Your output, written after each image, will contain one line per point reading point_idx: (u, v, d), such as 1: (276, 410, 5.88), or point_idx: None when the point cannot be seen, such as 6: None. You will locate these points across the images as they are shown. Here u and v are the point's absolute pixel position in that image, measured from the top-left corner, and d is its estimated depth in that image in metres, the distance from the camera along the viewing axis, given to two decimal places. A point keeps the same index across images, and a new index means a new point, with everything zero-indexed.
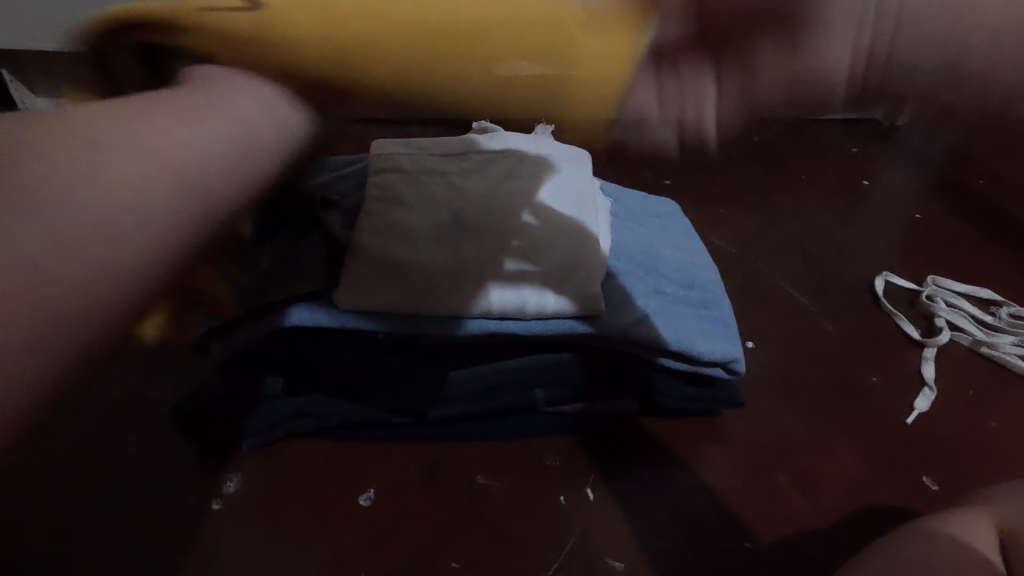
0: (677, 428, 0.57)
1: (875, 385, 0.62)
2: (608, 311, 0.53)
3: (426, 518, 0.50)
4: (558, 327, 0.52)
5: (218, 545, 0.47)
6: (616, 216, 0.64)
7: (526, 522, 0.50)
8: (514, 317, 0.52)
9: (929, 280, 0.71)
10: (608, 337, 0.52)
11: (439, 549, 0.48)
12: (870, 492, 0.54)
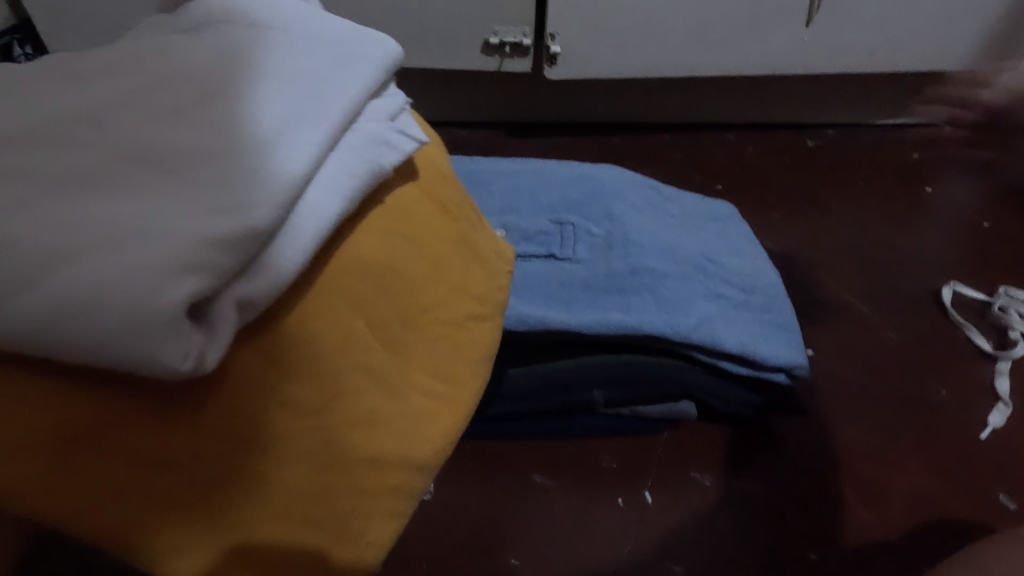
0: (734, 434, 0.56)
1: (944, 398, 0.60)
2: (670, 313, 0.53)
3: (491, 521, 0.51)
4: (624, 330, 0.51)
5: None
6: (675, 218, 0.63)
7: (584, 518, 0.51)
8: (590, 318, 0.51)
9: (1001, 290, 0.68)
10: (672, 340, 0.52)
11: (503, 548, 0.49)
12: (941, 508, 0.52)
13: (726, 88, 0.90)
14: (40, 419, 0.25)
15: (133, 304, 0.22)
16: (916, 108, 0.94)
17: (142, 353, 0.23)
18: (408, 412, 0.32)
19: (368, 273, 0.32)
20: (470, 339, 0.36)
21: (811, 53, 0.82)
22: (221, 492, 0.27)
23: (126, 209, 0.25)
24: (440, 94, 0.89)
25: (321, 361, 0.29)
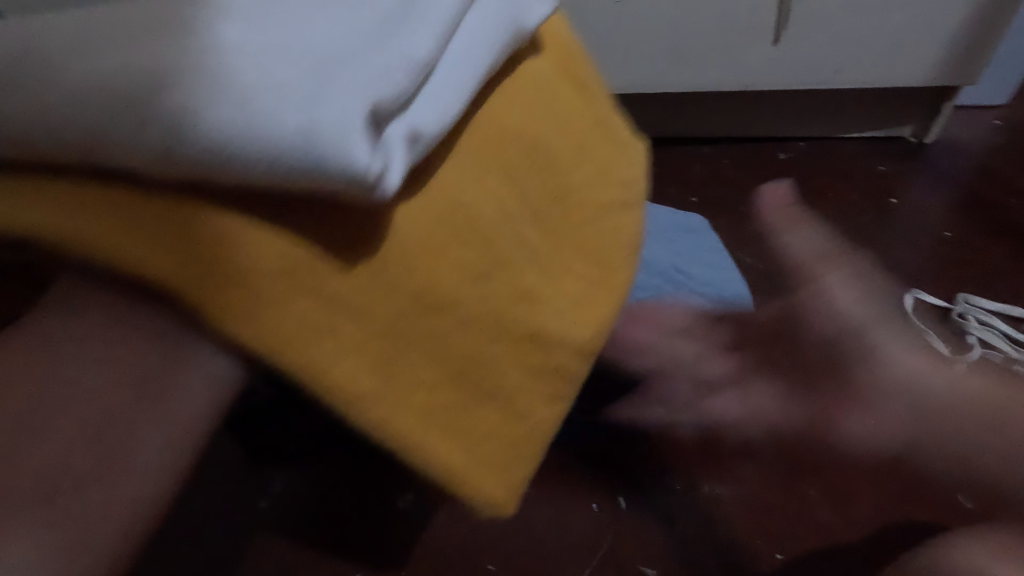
0: (705, 440, 0.58)
1: None
2: (631, 323, 0.54)
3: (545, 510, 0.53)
4: None
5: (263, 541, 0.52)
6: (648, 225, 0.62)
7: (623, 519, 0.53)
8: None
9: (960, 298, 0.73)
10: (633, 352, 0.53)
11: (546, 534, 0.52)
12: (900, 508, 0.55)
13: (700, 104, 0.94)
14: (213, 241, 0.24)
15: (327, 120, 0.23)
16: (882, 122, 0.98)
17: (335, 160, 0.23)
18: (555, 276, 0.35)
19: (514, 140, 0.34)
20: (620, 226, 0.39)
21: (779, 70, 0.86)
22: (413, 335, 0.29)
23: (302, 33, 0.25)
24: None
25: (487, 246, 0.31)
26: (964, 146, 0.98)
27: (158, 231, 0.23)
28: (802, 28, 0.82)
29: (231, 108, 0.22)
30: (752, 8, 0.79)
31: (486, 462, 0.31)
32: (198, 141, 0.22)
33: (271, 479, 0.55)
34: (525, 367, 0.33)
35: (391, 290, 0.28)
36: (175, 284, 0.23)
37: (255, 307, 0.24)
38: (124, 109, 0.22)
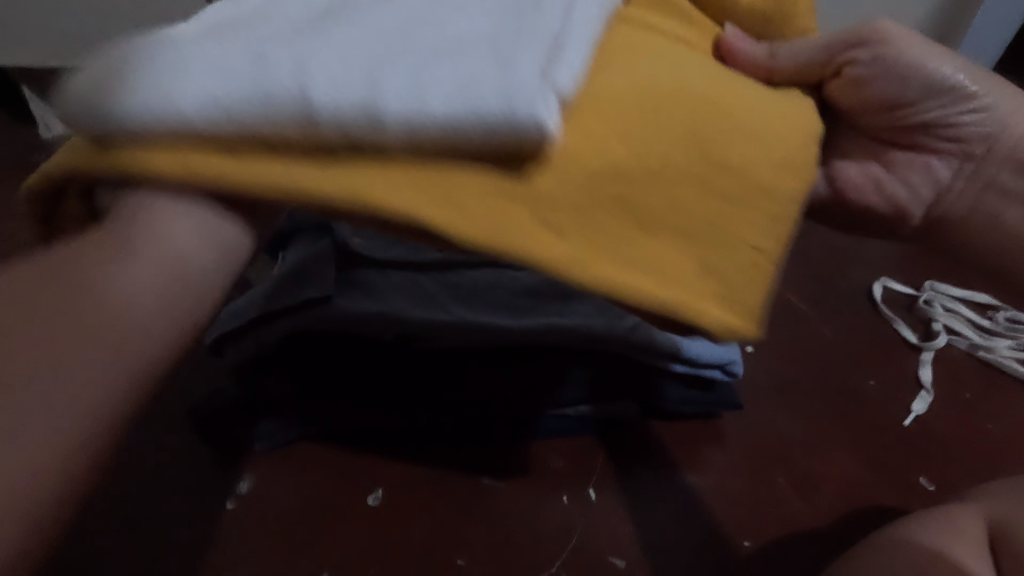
0: (676, 431, 0.58)
1: (873, 389, 0.63)
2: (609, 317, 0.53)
3: (878, 162, 0.53)
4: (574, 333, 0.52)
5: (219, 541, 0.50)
6: None
7: (973, 112, 0.50)
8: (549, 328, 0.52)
9: (928, 285, 0.73)
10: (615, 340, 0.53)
11: (878, 177, 0.53)
12: (867, 493, 0.55)
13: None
14: (422, 178, 0.28)
15: (505, 87, 0.27)
16: None
17: (512, 122, 0.27)
18: (748, 155, 0.34)
19: (634, 99, 0.33)
20: (796, 122, 0.38)
21: None
22: (623, 220, 0.31)
23: (451, 30, 0.32)
24: None
25: (654, 154, 0.32)
26: None
27: (378, 174, 0.28)
28: None
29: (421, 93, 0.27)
30: None
31: (729, 297, 0.32)
32: (419, 120, 0.27)
33: (240, 479, 0.54)
34: (748, 206, 0.34)
35: (578, 177, 0.30)
36: (409, 205, 0.27)
37: (486, 213, 0.28)
38: (376, 91, 0.27)
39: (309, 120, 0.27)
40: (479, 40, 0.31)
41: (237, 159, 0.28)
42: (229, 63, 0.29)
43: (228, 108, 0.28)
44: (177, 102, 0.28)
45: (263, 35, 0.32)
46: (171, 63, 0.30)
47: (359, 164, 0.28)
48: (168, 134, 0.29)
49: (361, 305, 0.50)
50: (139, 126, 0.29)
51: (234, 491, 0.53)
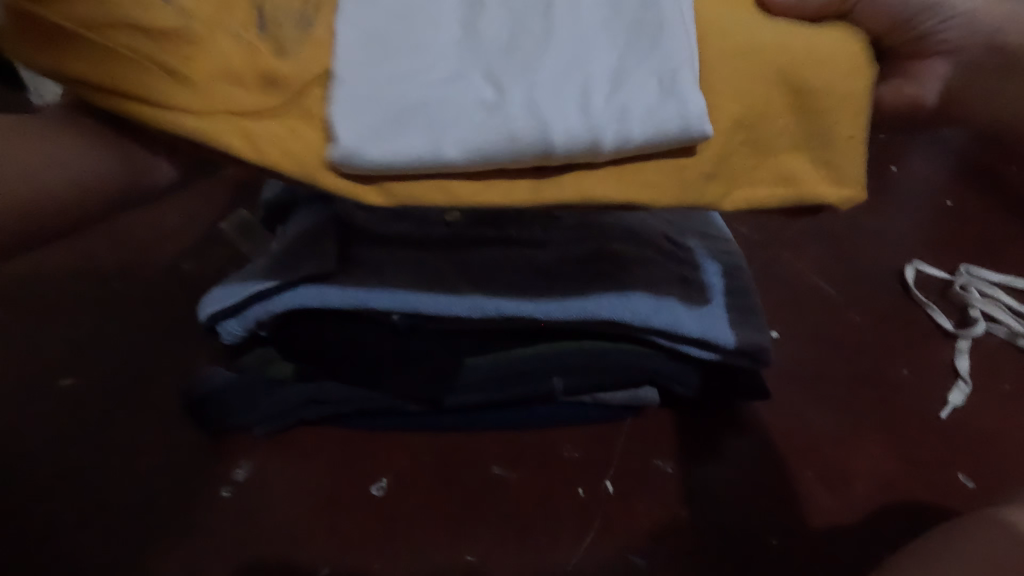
0: (697, 420, 0.55)
1: (906, 378, 0.60)
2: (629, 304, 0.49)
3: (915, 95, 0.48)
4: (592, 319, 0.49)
5: (216, 532, 0.47)
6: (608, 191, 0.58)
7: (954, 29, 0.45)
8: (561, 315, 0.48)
9: (962, 268, 0.69)
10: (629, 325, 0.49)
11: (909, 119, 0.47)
12: (901, 489, 0.51)
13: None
14: (612, 184, 0.38)
15: (681, 124, 0.35)
16: None
17: (681, 135, 0.36)
18: (829, 63, 0.38)
19: (737, 49, 0.38)
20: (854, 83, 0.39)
21: None
22: (755, 166, 0.39)
23: (599, 50, 0.37)
24: None
25: (761, 104, 0.38)
26: None
27: (584, 174, 0.38)
28: None
29: (611, 128, 0.35)
30: None
31: (838, 180, 0.39)
32: (610, 147, 0.36)
33: (237, 466, 0.51)
34: (845, 76, 0.37)
35: (716, 140, 0.38)
36: (613, 194, 0.38)
37: (667, 190, 0.38)
38: (578, 134, 0.35)
39: (541, 152, 0.36)
40: (628, 62, 0.37)
41: (483, 190, 0.37)
42: (451, 112, 0.36)
43: (467, 149, 0.36)
44: (429, 153, 0.36)
45: (451, 70, 0.37)
46: (392, 112, 0.36)
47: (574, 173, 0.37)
48: (420, 169, 0.36)
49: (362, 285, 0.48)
50: (391, 166, 0.36)
51: (231, 480, 0.50)
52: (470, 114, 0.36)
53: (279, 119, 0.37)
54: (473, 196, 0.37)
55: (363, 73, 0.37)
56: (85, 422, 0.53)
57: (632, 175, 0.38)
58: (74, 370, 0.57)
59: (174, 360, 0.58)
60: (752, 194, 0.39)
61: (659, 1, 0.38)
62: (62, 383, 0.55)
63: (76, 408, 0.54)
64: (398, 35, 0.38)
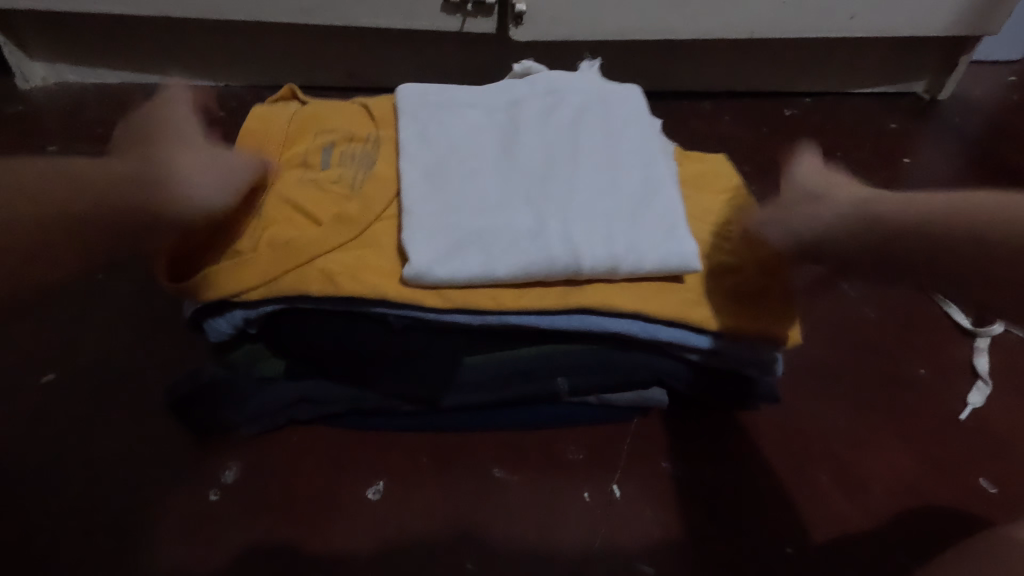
0: (708, 424, 0.53)
1: (923, 378, 0.58)
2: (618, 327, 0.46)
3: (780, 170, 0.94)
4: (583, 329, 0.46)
5: (201, 537, 0.45)
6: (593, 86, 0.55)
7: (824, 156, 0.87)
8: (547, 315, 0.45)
9: None
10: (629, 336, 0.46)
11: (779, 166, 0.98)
12: (922, 494, 0.49)
13: (687, 57, 0.99)
14: (623, 299, 0.45)
15: (680, 260, 0.45)
16: (889, 78, 1.06)
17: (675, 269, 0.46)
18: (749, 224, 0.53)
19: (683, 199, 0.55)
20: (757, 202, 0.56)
21: (791, 13, 0.88)
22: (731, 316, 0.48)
23: (608, 186, 0.48)
24: (420, 58, 0.94)
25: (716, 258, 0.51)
26: (976, 111, 1.05)
27: (603, 286, 0.45)
28: None
29: (623, 253, 0.45)
30: None
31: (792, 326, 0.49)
32: (624, 270, 0.45)
33: (225, 467, 0.49)
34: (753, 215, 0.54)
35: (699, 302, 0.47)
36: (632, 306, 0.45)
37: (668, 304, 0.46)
38: (595, 252, 0.44)
39: (574, 269, 0.44)
40: (634, 200, 0.48)
41: (525, 294, 0.45)
42: (497, 233, 0.45)
43: (516, 269, 0.44)
44: (480, 272, 0.44)
45: (498, 200, 0.47)
46: (448, 236, 0.45)
47: (594, 295, 0.45)
48: (479, 284, 0.44)
49: (355, 301, 0.45)
50: (451, 281, 0.44)
51: (218, 484, 0.48)
52: (516, 239, 0.45)
53: (345, 255, 0.45)
54: (517, 301, 0.45)
55: (428, 204, 0.46)
56: (66, 419, 0.51)
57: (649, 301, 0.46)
58: (58, 365, 0.54)
59: (161, 355, 0.55)
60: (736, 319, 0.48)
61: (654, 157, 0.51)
62: (44, 378, 0.53)
63: (57, 404, 0.52)
64: (450, 164, 0.49)
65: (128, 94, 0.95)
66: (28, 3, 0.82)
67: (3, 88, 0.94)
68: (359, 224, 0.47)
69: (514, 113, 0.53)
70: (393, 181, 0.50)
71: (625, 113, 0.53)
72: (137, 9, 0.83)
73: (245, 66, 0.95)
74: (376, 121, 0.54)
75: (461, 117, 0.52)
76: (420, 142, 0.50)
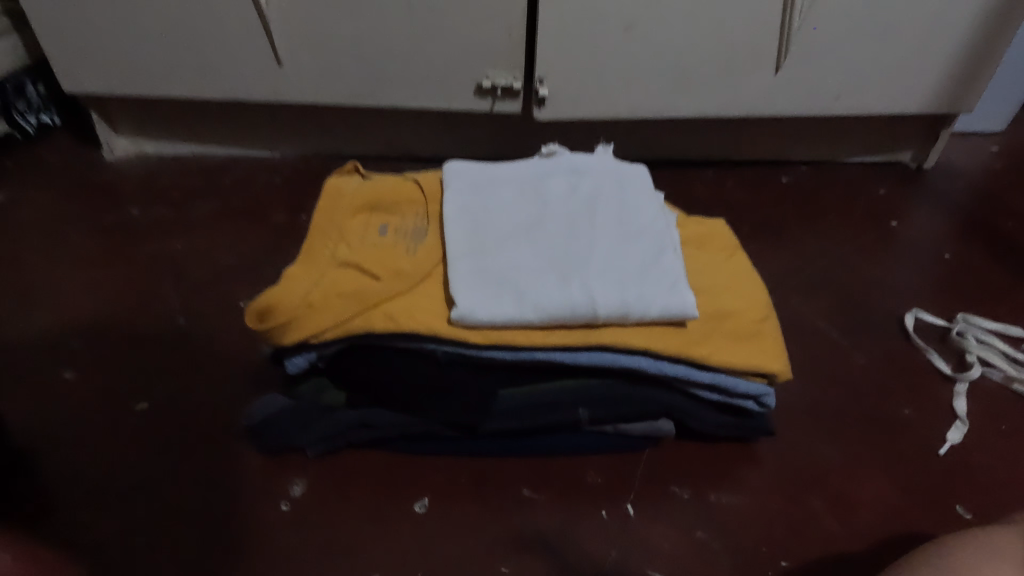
0: (712, 454, 0.59)
1: (908, 418, 0.64)
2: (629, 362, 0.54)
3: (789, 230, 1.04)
4: (599, 364, 0.54)
5: (275, 542, 0.53)
6: (608, 165, 0.66)
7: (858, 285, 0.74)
8: (567, 354, 0.54)
9: (959, 317, 0.74)
10: (638, 371, 0.54)
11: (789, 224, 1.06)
12: (905, 519, 0.55)
13: (691, 131, 1.10)
14: (632, 338, 0.54)
15: (680, 308, 0.54)
16: (878, 149, 1.17)
17: (675, 316, 0.54)
18: (734, 279, 0.62)
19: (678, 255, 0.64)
20: (742, 260, 0.65)
21: (780, 95, 1.00)
22: (725, 352, 0.55)
23: (621, 249, 0.57)
24: (454, 134, 1.08)
25: (711, 300, 0.59)
26: (960, 177, 1.14)
27: (616, 331, 0.54)
28: (802, 59, 0.96)
29: (633, 303, 0.53)
30: (753, 40, 0.93)
31: (779, 361, 0.57)
32: (635, 316, 0.53)
33: (293, 482, 0.57)
34: (735, 271, 0.63)
35: (697, 343, 0.55)
36: (642, 343, 0.54)
37: (671, 340, 0.54)
38: (609, 302, 0.53)
39: (593, 315, 0.53)
40: (644, 260, 0.56)
41: (550, 334, 0.53)
42: (529, 283, 0.54)
43: (542, 313, 0.53)
44: (516, 315, 0.53)
45: (530, 260, 0.56)
46: (490, 286, 0.54)
47: (611, 336, 0.53)
48: (512, 325, 0.53)
49: (407, 341, 0.54)
50: (491, 323, 0.53)
51: (288, 497, 0.56)
52: (546, 289, 0.54)
53: (402, 301, 0.54)
54: (544, 339, 0.53)
55: (469, 261, 0.56)
56: (157, 444, 0.60)
57: (657, 340, 0.54)
58: (150, 397, 0.64)
59: (237, 388, 0.65)
60: (729, 356, 0.55)
61: (660, 228, 0.60)
62: (140, 407, 0.63)
63: (150, 430, 0.61)
64: (490, 230, 0.59)
65: (198, 164, 1.08)
66: (124, 89, 0.97)
67: (91, 159, 1.08)
68: (419, 277, 0.56)
69: (542, 187, 0.63)
70: (440, 250, 0.59)
71: (637, 190, 0.63)
72: (213, 94, 0.97)
73: (300, 139, 1.09)
74: (425, 198, 0.64)
75: (499, 191, 0.63)
76: (463, 212, 0.60)
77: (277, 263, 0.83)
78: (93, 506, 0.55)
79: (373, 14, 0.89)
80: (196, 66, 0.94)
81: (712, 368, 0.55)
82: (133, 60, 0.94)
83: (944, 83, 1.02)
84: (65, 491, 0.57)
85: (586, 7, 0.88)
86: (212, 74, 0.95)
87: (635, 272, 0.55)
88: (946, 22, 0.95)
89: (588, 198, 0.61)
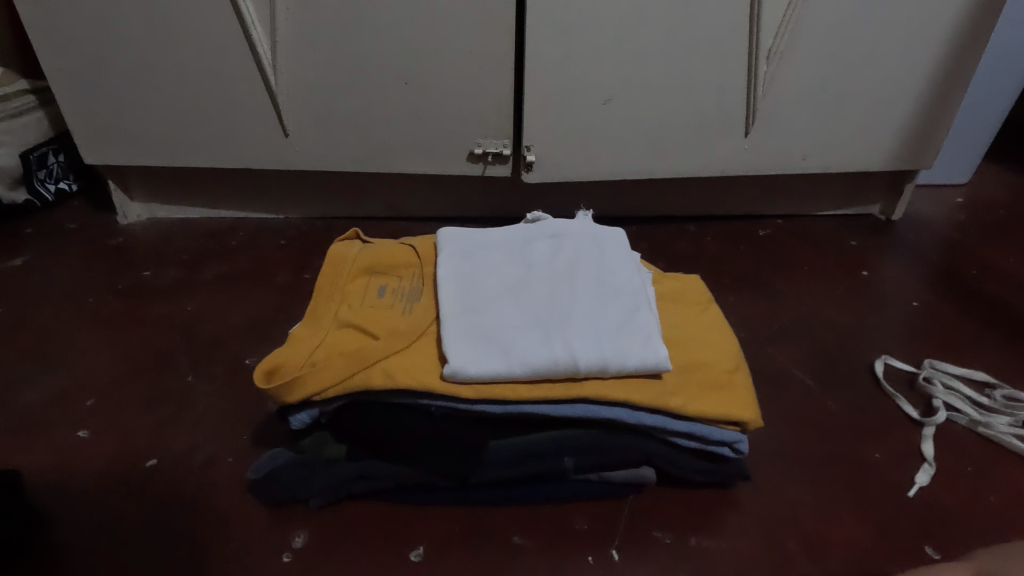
0: (693, 499, 0.63)
1: (878, 460, 0.68)
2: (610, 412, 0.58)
3: None
4: (582, 415, 0.58)
5: None
6: (588, 229, 0.72)
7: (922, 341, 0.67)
8: (552, 406, 0.58)
9: (925, 363, 0.79)
10: (618, 421, 0.58)
11: None
12: (877, 559, 0.58)
13: (670, 190, 1.18)
14: (611, 390, 0.58)
15: (654, 361, 0.58)
16: (848, 202, 1.24)
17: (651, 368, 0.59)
18: (708, 333, 0.67)
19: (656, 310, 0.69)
20: (715, 314, 0.70)
21: (751, 155, 1.08)
22: (698, 401, 0.59)
23: (599, 307, 0.62)
24: (449, 196, 1.15)
25: (686, 353, 0.63)
26: (928, 228, 1.21)
27: (597, 384, 0.58)
28: (768, 123, 1.04)
29: (611, 357, 0.58)
30: (722, 107, 1.01)
31: (749, 408, 0.61)
32: (613, 369, 0.58)
33: (295, 533, 0.60)
34: (709, 324, 0.68)
35: (672, 393, 0.59)
36: (621, 394, 0.58)
37: (647, 391, 0.58)
38: (589, 356, 0.57)
39: (574, 369, 0.57)
40: (620, 317, 0.61)
41: (536, 388, 0.57)
42: (515, 341, 0.59)
43: (527, 368, 0.57)
44: (504, 370, 0.57)
45: (516, 319, 0.61)
46: (479, 344, 0.59)
47: (591, 388, 0.58)
48: (499, 380, 0.57)
49: (403, 397, 0.58)
50: (481, 377, 0.57)
51: (289, 547, 0.59)
52: (531, 346, 0.58)
53: (398, 358, 0.58)
54: (530, 392, 0.57)
55: (461, 321, 0.61)
56: (163, 498, 0.63)
57: (634, 391, 0.58)
58: (158, 453, 0.67)
59: (242, 444, 0.68)
60: (702, 404, 0.59)
61: (635, 286, 0.65)
62: (149, 463, 0.66)
63: (157, 485, 0.64)
64: (480, 292, 0.64)
65: (206, 226, 1.15)
66: (141, 160, 1.04)
67: (106, 223, 1.15)
68: (414, 335, 0.60)
69: (527, 251, 0.69)
70: (434, 310, 0.64)
71: (614, 251, 0.69)
72: (223, 163, 1.05)
73: (304, 202, 1.16)
74: (421, 261, 0.70)
75: (488, 256, 0.68)
76: (456, 275, 0.66)
77: (281, 322, 0.88)
78: (100, 560, 0.58)
79: (374, 91, 0.97)
80: (208, 138, 1.02)
81: (686, 417, 0.59)
82: (150, 134, 1.01)
83: (902, 142, 1.10)
84: (74, 546, 0.59)
85: (567, 82, 0.96)
86: (224, 145, 1.03)
87: (612, 329, 0.60)
88: (897, 90, 1.04)
89: (569, 260, 0.67)
